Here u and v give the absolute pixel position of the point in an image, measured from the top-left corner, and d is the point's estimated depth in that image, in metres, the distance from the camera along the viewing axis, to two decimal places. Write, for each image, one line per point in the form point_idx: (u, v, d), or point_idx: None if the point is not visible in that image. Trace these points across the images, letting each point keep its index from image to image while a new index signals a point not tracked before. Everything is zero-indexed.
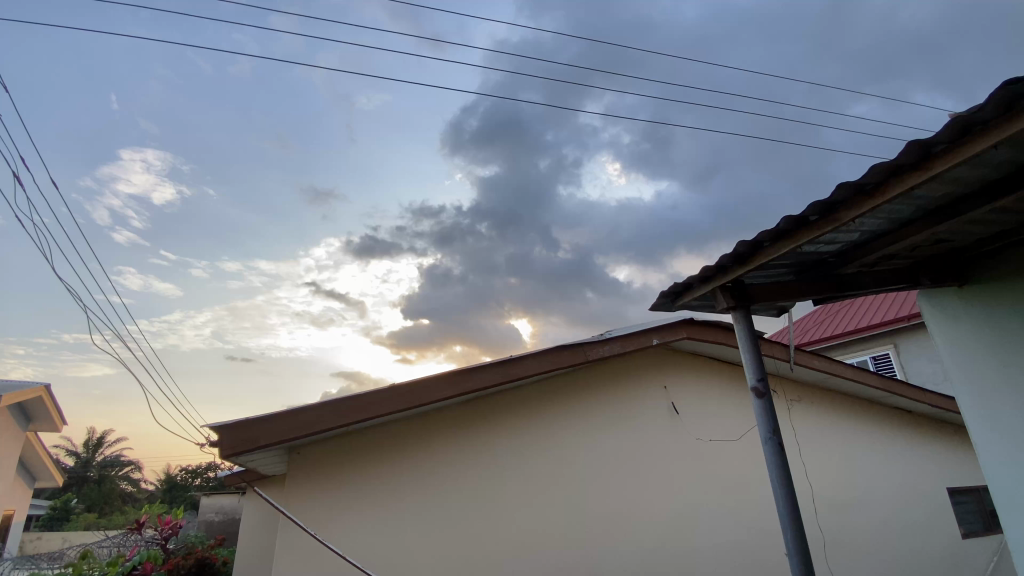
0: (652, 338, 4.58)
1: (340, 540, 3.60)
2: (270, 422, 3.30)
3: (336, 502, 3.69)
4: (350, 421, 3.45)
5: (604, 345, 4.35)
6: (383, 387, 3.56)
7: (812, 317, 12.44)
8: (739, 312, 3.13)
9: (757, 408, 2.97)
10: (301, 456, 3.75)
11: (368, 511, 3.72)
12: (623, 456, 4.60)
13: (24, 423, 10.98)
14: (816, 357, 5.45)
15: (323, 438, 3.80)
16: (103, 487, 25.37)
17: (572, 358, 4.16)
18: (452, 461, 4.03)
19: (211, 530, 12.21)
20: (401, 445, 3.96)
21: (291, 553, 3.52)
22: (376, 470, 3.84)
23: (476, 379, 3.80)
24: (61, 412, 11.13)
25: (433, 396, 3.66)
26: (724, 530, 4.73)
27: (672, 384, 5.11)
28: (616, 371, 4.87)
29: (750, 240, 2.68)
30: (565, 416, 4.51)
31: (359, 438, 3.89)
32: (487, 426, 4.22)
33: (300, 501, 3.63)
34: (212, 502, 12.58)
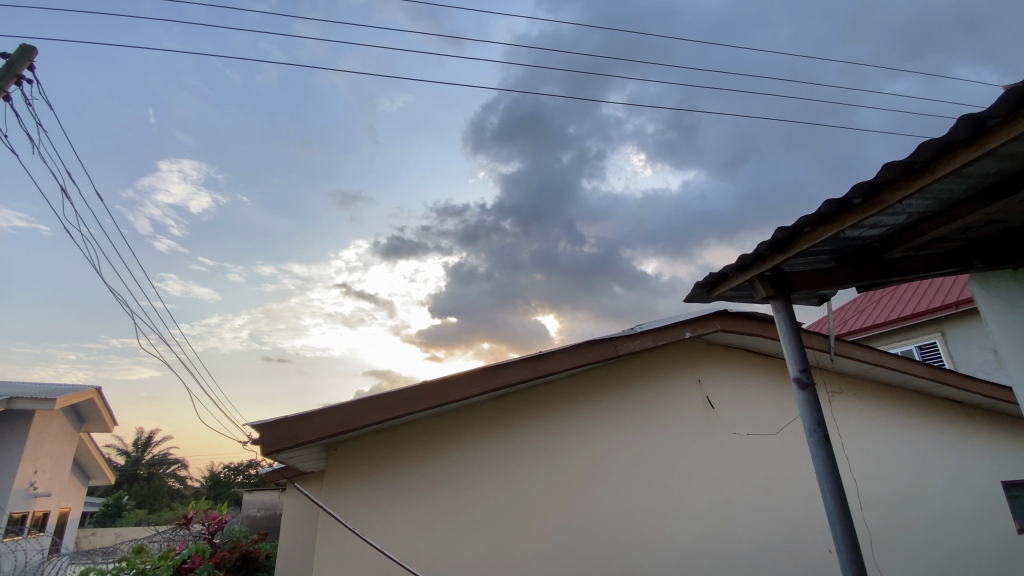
0: (685, 331, 4.48)
1: (378, 535, 3.66)
2: (307, 420, 3.38)
3: (372, 498, 3.75)
4: (383, 419, 3.50)
5: (634, 340, 4.27)
6: (415, 385, 3.58)
7: (852, 306, 11.98)
8: (778, 301, 3.04)
9: (801, 401, 2.88)
10: (337, 453, 3.82)
11: (404, 507, 3.77)
12: (657, 452, 4.53)
13: (77, 424, 11.58)
14: (858, 347, 5.24)
15: (357, 435, 3.86)
16: (153, 485, 26.63)
17: (602, 353, 4.11)
18: (485, 458, 4.04)
19: (254, 525, 12.66)
20: (434, 442, 3.99)
21: (331, 548, 3.59)
22: (409, 467, 3.88)
23: (506, 376, 3.80)
24: (111, 413, 11.70)
25: (463, 393, 3.67)
26: (765, 527, 4.61)
27: (706, 377, 5.00)
28: (647, 365, 4.79)
29: (789, 226, 2.58)
30: (597, 412, 4.46)
31: (393, 435, 3.94)
32: (517, 422, 4.21)
33: (338, 497, 3.71)
34: (254, 498, 13.05)
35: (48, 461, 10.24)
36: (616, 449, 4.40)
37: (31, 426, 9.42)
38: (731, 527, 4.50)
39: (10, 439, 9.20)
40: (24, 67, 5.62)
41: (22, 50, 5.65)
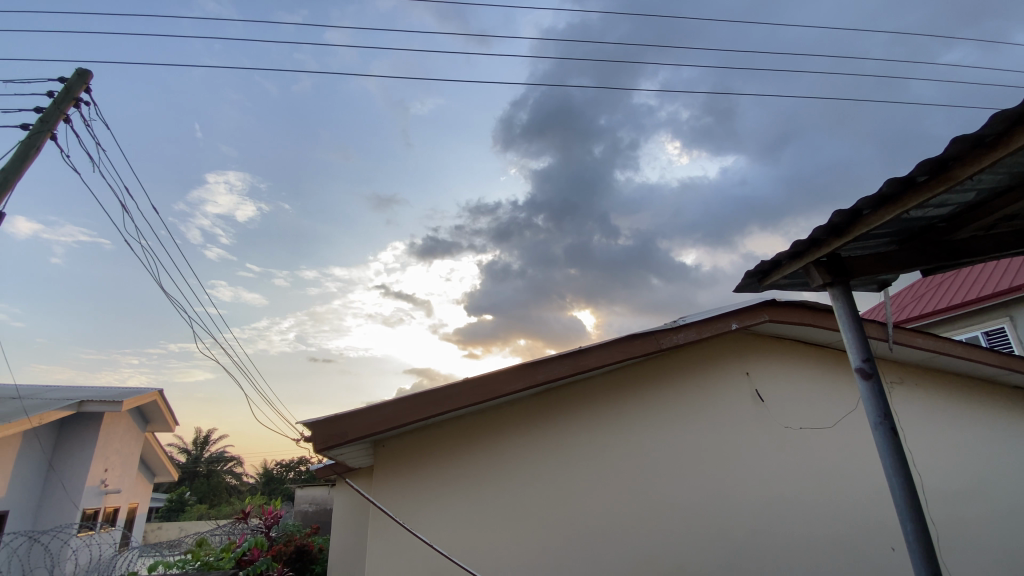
0: (731, 323, 4.34)
1: (426, 529, 3.73)
2: (356, 418, 3.46)
3: (420, 494, 3.82)
4: (428, 416, 3.55)
5: (677, 333, 4.17)
6: (457, 382, 3.62)
7: (910, 292, 11.32)
8: (837, 289, 2.90)
9: (864, 393, 2.75)
10: (384, 449, 3.90)
11: (450, 502, 3.82)
12: (705, 447, 4.41)
13: (143, 425, 12.35)
14: (919, 335, 4.94)
15: (403, 432, 3.93)
16: (212, 481, 28.09)
17: (644, 347, 4.04)
18: (529, 454, 4.04)
19: (306, 519, 13.17)
20: (478, 438, 4.02)
21: (382, 542, 3.68)
22: (453, 463, 3.92)
23: (549, 371, 3.79)
24: (173, 414, 12.40)
25: (505, 390, 3.68)
26: (821, 524, 4.42)
27: (755, 369, 4.83)
28: (691, 358, 4.67)
29: (846, 209, 2.46)
30: (641, 407, 4.38)
31: (437, 432, 3.99)
32: (559, 418, 4.19)
33: (387, 492, 3.79)
34: (306, 494, 13.57)
35: (117, 459, 10.94)
36: (661, 445, 4.32)
37: (101, 427, 10.09)
38: (785, 523, 4.34)
39: (84, 439, 9.89)
40: (81, 90, 6.01)
41: (78, 74, 6.03)
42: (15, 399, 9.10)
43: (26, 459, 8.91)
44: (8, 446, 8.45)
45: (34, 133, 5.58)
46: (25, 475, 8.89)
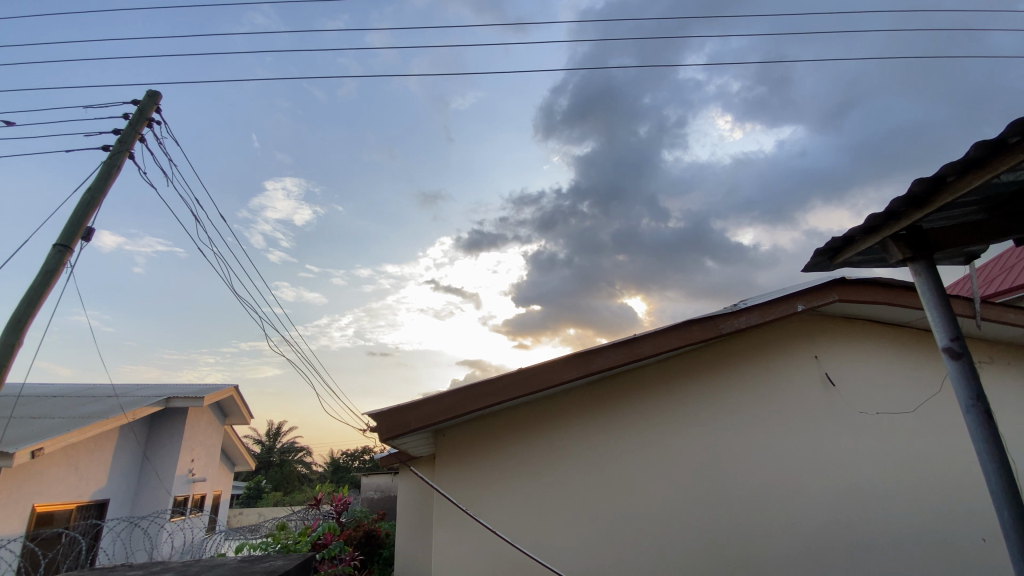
0: (797, 305, 4.13)
1: (489, 515, 3.82)
2: (419, 408, 3.57)
3: (481, 481, 3.89)
4: (487, 405, 3.61)
5: (738, 317, 4.02)
6: (513, 371, 3.65)
7: (1000, 263, 10.35)
8: (919, 264, 2.71)
9: (953, 373, 2.56)
10: (446, 439, 3.99)
11: (511, 489, 3.89)
12: (771, 435, 4.25)
13: (222, 418, 13.31)
14: (1011, 310, 4.52)
15: (463, 421, 4.00)
16: (285, 470, 30.01)
17: (703, 333, 3.92)
18: (587, 443, 4.03)
19: (373, 506, 13.81)
20: (535, 427, 4.05)
21: (448, 526, 3.79)
22: (512, 451, 3.97)
23: (605, 360, 3.75)
24: (248, 408, 13.30)
25: (562, 379, 3.68)
26: (903, 514, 4.16)
27: (824, 352, 4.59)
28: (754, 342, 4.49)
29: (926, 177, 2.28)
30: (702, 394, 4.27)
31: (495, 421, 4.04)
32: (616, 405, 4.15)
33: (450, 479, 3.89)
34: (371, 481, 14.21)
35: (202, 450, 11.88)
36: (725, 433, 4.19)
37: (186, 420, 10.98)
38: (860, 513, 4.12)
39: (171, 433, 10.79)
40: (153, 110, 6.49)
41: (150, 96, 6.52)
42: (111, 397, 10.04)
43: (124, 451, 9.83)
44: (107, 440, 9.35)
45: (115, 153, 6.10)
46: (124, 466, 9.83)
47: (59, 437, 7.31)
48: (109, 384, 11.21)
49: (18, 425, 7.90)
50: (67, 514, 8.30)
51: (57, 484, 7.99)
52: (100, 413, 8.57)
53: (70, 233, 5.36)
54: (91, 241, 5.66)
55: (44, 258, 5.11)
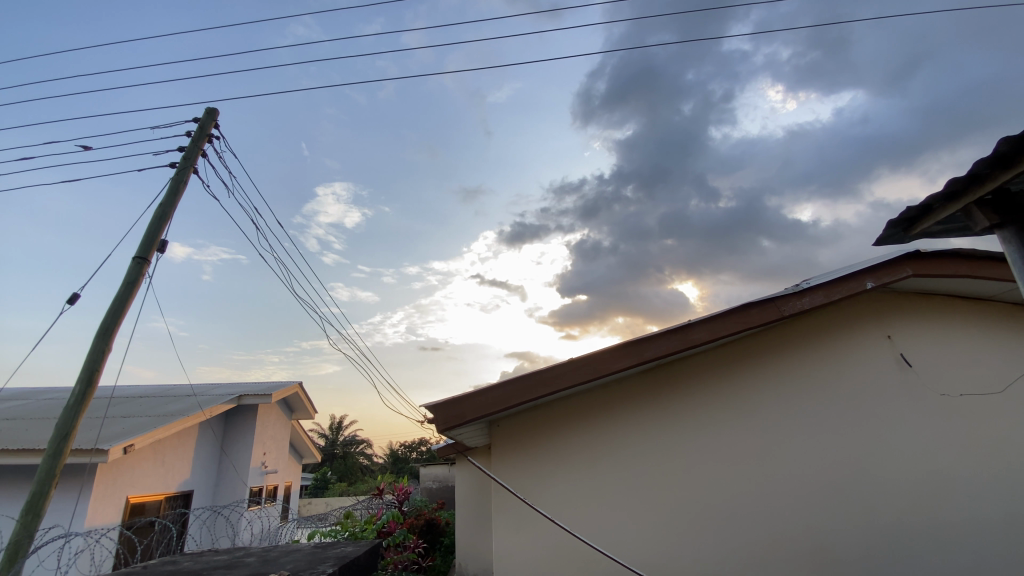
0: (866, 282, 3.88)
1: (547, 504, 3.82)
2: (473, 399, 3.60)
3: (538, 470, 3.89)
4: (539, 396, 3.61)
5: (801, 298, 3.82)
6: (565, 361, 3.63)
7: None
8: (1007, 231, 2.48)
9: None
10: (500, 429, 3.98)
11: (567, 479, 3.87)
12: (841, 420, 4.02)
13: (289, 414, 14.09)
14: None
15: (516, 411, 3.99)
16: (348, 461, 31.45)
17: (763, 316, 3.76)
18: (644, 431, 3.96)
19: (432, 495, 14.24)
20: (589, 416, 4.00)
21: (507, 515, 3.82)
22: (567, 442, 3.95)
23: (659, 348, 3.67)
24: (312, 403, 13.97)
25: (614, 367, 3.63)
26: (992, 503, 3.85)
27: (898, 332, 4.28)
28: (819, 324, 4.25)
29: (1014, 136, 2.07)
30: (763, 379, 4.10)
31: (548, 411, 4.01)
32: (672, 393, 4.05)
33: (506, 470, 3.90)
34: (430, 472, 14.62)
35: (272, 444, 12.63)
36: (790, 419, 4.01)
37: (256, 416, 11.69)
38: (946, 501, 3.85)
39: (244, 428, 11.53)
40: (212, 127, 6.89)
41: (208, 113, 6.93)
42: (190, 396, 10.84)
43: (203, 446, 10.61)
44: (189, 435, 10.09)
45: (180, 170, 6.53)
46: (204, 460, 10.58)
47: (147, 434, 7.98)
48: (188, 384, 12.11)
49: (112, 424, 8.68)
50: (158, 504, 9.07)
51: (147, 478, 8.73)
52: (181, 411, 9.26)
53: (146, 246, 5.81)
54: (166, 252, 6.11)
55: (126, 270, 5.57)
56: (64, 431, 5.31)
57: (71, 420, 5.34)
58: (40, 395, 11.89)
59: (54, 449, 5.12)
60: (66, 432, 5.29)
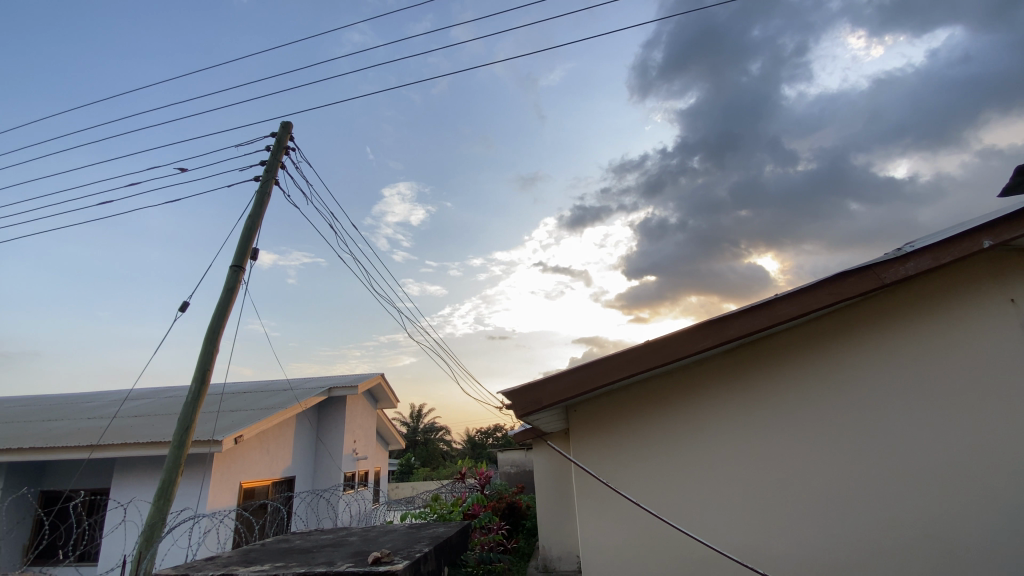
0: (983, 241, 3.45)
1: (630, 488, 3.77)
2: (550, 384, 3.58)
3: (620, 454, 3.83)
4: (617, 379, 3.55)
5: (905, 263, 3.48)
6: (641, 343, 3.55)
7: None
8: None
9: None
10: (576, 414, 3.93)
11: (650, 463, 3.80)
12: (955, 396, 3.64)
13: (374, 403, 14.96)
14: None
15: (593, 396, 3.93)
16: (430, 447, 33.07)
17: (861, 286, 3.47)
18: (728, 412, 3.81)
19: (511, 479, 14.60)
20: (670, 398, 3.89)
21: (590, 499, 3.81)
22: (646, 425, 3.86)
23: (743, 325, 3.49)
24: (394, 393, 14.73)
25: (694, 348, 3.50)
26: None
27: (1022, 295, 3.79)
28: (925, 290, 3.84)
29: None
30: (862, 353, 3.79)
31: (625, 395, 3.93)
32: (756, 372, 3.85)
33: (587, 455, 3.87)
34: (508, 457, 14.96)
35: (361, 432, 13.51)
36: (896, 395, 3.69)
37: (345, 407, 12.53)
38: None
39: (335, 418, 12.40)
40: (288, 139, 7.36)
41: (283, 127, 7.42)
42: (287, 390, 11.82)
43: (301, 435, 11.55)
44: (288, 426, 11.02)
45: (263, 183, 7.05)
46: (303, 448, 11.53)
47: (254, 425, 8.81)
48: (285, 379, 13.21)
49: (225, 417, 9.66)
50: (266, 488, 10.03)
51: (256, 465, 9.66)
52: (280, 404, 10.13)
53: (240, 254, 6.36)
54: (258, 259, 6.65)
55: (225, 278, 6.14)
56: (184, 425, 5.99)
57: (190, 414, 6.01)
58: (164, 393, 13.45)
59: (178, 441, 5.80)
60: (187, 425, 5.95)
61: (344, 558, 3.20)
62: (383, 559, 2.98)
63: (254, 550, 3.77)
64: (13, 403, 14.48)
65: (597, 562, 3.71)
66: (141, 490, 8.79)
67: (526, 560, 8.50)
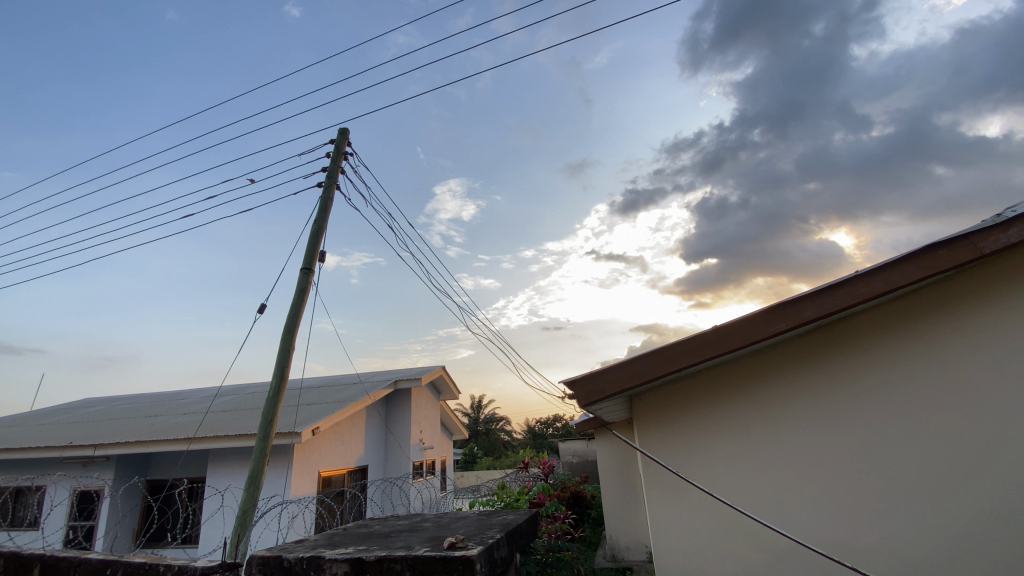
0: None
1: (703, 478, 3.67)
2: (612, 373, 3.53)
3: (689, 444, 3.74)
4: (683, 366, 3.46)
5: (1006, 231, 3.15)
6: (708, 328, 3.43)
7: None
8: None
9: None
10: (641, 404, 3.87)
11: (722, 453, 3.68)
12: None
13: (437, 395, 15.43)
14: None
15: (658, 384, 3.85)
16: (492, 437, 33.75)
17: (956, 257, 3.17)
18: (805, 399, 3.62)
19: (573, 469, 14.63)
20: (740, 386, 3.75)
21: (659, 489, 3.75)
22: (717, 414, 3.75)
23: (820, 306, 3.30)
24: (455, 384, 15.13)
25: (766, 332, 3.35)
26: None
27: None
28: None
29: None
30: (960, 330, 3.48)
31: (693, 382, 3.83)
32: (835, 356, 3.63)
33: (655, 445, 3.79)
34: (569, 447, 14.98)
35: (426, 422, 14.01)
36: (1000, 378, 3.37)
37: (410, 399, 13.02)
38: None
39: (402, 410, 12.92)
40: (346, 145, 7.70)
41: (341, 134, 7.75)
42: (357, 384, 12.43)
43: (371, 427, 12.14)
44: (359, 417, 11.61)
45: (326, 188, 7.42)
46: (373, 438, 12.13)
47: (328, 417, 9.35)
48: (354, 374, 13.90)
49: (303, 410, 10.32)
50: (342, 476, 10.66)
51: (333, 455, 10.27)
52: (350, 397, 10.69)
53: (309, 257, 6.74)
54: (325, 261, 7.03)
55: (297, 280, 6.54)
56: (268, 418, 6.47)
57: (272, 409, 6.48)
58: (248, 390, 14.55)
59: (263, 433, 6.27)
60: (270, 419, 6.42)
61: (420, 543, 3.36)
62: (458, 544, 3.09)
63: (338, 534, 4.03)
64: (119, 401, 16.11)
65: (669, 553, 3.65)
66: (233, 478, 9.60)
67: (594, 549, 8.54)
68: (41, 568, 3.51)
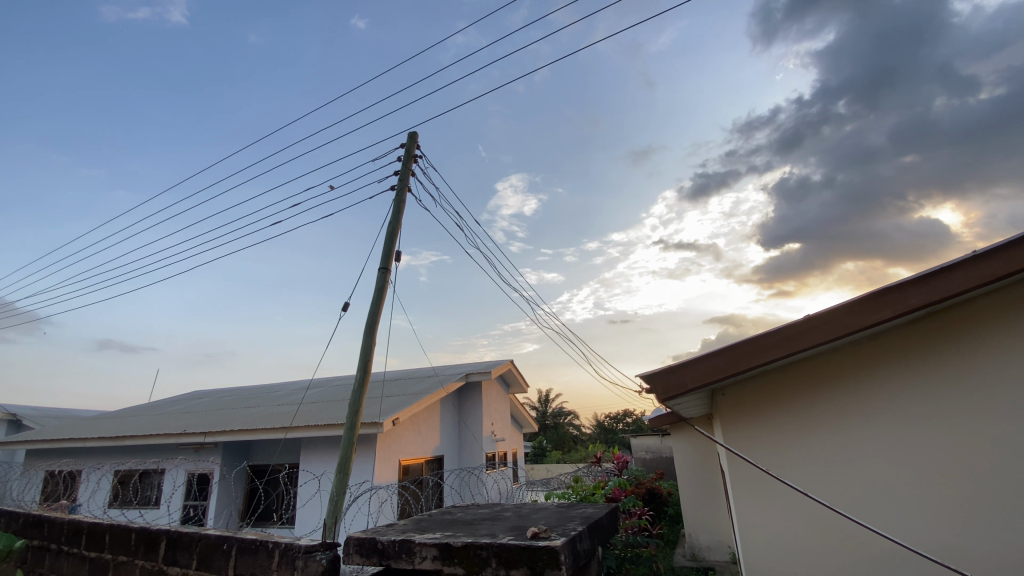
0: None
1: (796, 477, 3.48)
2: (694, 366, 3.42)
3: (780, 441, 3.55)
4: (772, 358, 3.28)
5: None
6: (798, 318, 3.24)
7: None
8: None
9: None
10: (726, 398, 3.73)
11: (817, 450, 3.46)
12: None
13: (507, 389, 15.69)
14: None
15: (745, 378, 3.68)
16: (561, 431, 33.88)
17: None
18: (911, 394, 3.32)
19: (647, 465, 14.35)
20: (836, 379, 3.50)
21: (749, 487, 3.59)
22: (810, 409, 3.53)
23: (930, 292, 3.00)
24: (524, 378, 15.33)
25: (865, 321, 3.10)
26: None
27: None
28: None
29: None
30: None
31: (781, 375, 3.63)
32: (947, 346, 3.29)
33: (742, 442, 3.64)
34: (642, 443, 14.71)
35: (497, 415, 14.30)
36: None
37: (481, 393, 13.35)
38: None
39: (474, 403, 13.28)
40: (415, 148, 8.00)
41: (411, 137, 8.07)
42: (431, 377, 12.95)
43: (446, 418, 12.58)
44: (434, 409, 12.06)
45: (398, 191, 7.76)
46: (448, 430, 12.57)
47: (407, 409, 9.83)
48: (428, 368, 14.47)
49: (383, 402, 10.91)
50: (421, 466, 11.17)
51: (411, 445, 10.77)
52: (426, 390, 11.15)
53: (385, 258, 7.09)
54: (400, 260, 7.37)
55: (376, 279, 6.91)
56: (354, 409, 6.90)
57: (357, 400, 6.92)
58: (333, 383, 15.59)
59: (350, 423, 6.73)
60: (355, 410, 6.86)
61: (504, 531, 3.47)
62: (541, 534, 3.15)
63: (424, 519, 4.25)
64: (223, 394, 17.85)
65: (761, 554, 3.49)
66: (324, 465, 10.35)
67: (673, 547, 8.37)
68: (168, 541, 3.98)
